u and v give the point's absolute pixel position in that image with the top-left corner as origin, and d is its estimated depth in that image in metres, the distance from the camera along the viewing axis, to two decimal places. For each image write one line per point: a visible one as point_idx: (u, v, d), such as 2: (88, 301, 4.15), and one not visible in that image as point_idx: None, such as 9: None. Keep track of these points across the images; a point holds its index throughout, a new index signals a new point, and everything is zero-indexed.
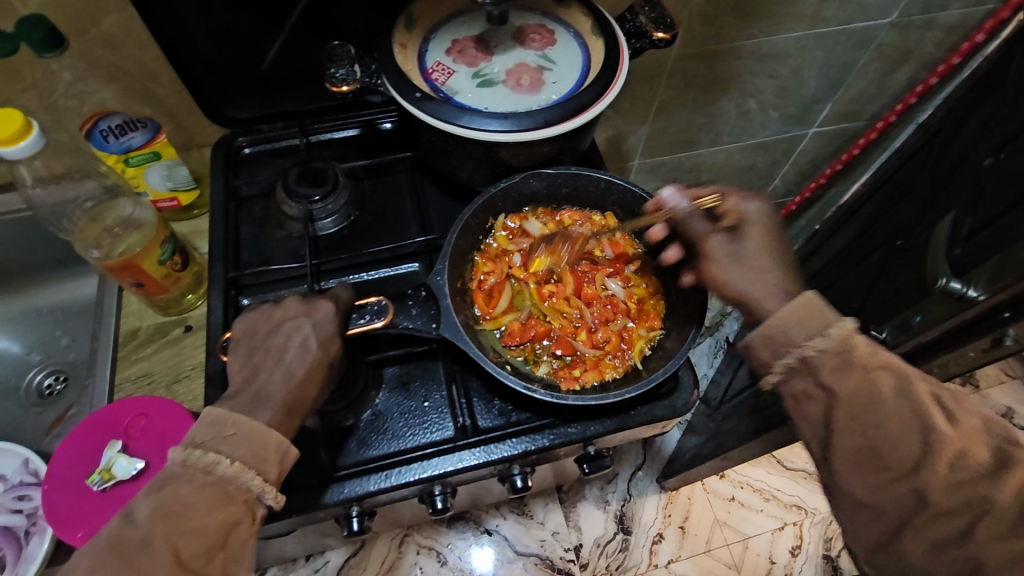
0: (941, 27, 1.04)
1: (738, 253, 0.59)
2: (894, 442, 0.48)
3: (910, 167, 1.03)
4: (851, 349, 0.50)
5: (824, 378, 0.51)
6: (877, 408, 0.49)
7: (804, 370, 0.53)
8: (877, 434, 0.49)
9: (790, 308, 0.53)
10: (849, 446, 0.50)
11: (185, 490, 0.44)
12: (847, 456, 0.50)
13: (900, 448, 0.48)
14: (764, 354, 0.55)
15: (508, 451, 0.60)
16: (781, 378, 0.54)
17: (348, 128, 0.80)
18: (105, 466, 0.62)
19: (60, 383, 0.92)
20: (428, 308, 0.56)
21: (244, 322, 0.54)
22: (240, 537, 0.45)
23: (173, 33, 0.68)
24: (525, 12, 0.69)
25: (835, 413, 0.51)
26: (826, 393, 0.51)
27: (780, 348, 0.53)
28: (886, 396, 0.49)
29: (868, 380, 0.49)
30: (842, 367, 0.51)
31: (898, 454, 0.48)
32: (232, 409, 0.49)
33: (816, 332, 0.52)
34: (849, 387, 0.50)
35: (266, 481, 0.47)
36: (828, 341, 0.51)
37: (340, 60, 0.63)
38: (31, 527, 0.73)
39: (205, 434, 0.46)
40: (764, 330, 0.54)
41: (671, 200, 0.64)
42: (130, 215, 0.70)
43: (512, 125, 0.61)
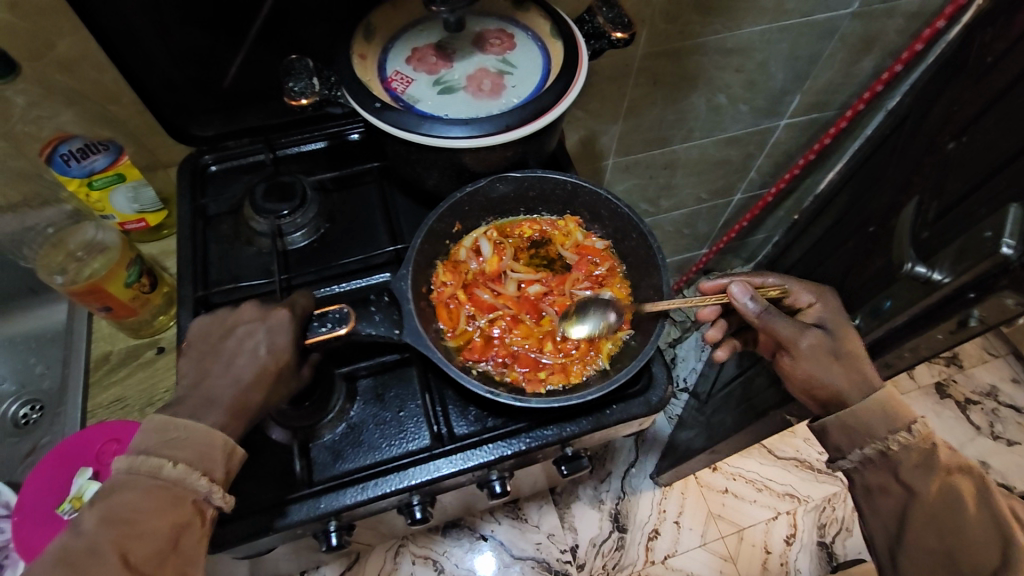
0: (902, 14, 1.05)
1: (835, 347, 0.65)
2: (977, 548, 0.55)
3: (880, 154, 1.05)
4: (932, 449, 0.58)
5: (904, 477, 0.59)
6: (962, 514, 0.56)
7: (883, 463, 0.61)
8: (955, 537, 0.56)
9: (867, 404, 0.60)
10: (921, 546, 0.58)
11: (131, 497, 0.44)
12: (920, 556, 0.58)
13: (980, 552, 0.55)
14: (840, 441, 0.63)
15: (485, 457, 0.60)
16: (859, 467, 0.63)
17: (317, 140, 0.80)
18: (76, 492, 0.61)
19: (36, 412, 0.91)
20: (390, 314, 0.55)
21: (197, 327, 0.54)
22: (191, 538, 0.45)
23: (128, 50, 0.67)
24: (483, 17, 0.69)
25: (913, 508, 0.58)
26: (906, 489, 0.59)
27: (862, 438, 0.61)
28: (969, 505, 0.57)
29: (948, 484, 0.57)
30: (924, 468, 0.58)
31: (975, 559, 0.55)
32: (178, 415, 0.48)
33: (899, 427, 0.59)
34: (929, 489, 0.57)
35: (214, 481, 0.47)
36: (912, 437, 0.58)
37: (298, 74, 0.62)
38: (7, 558, 0.72)
39: (149, 440, 0.46)
40: (846, 419, 0.62)
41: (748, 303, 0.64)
42: (92, 238, 0.70)
43: (473, 130, 0.61)
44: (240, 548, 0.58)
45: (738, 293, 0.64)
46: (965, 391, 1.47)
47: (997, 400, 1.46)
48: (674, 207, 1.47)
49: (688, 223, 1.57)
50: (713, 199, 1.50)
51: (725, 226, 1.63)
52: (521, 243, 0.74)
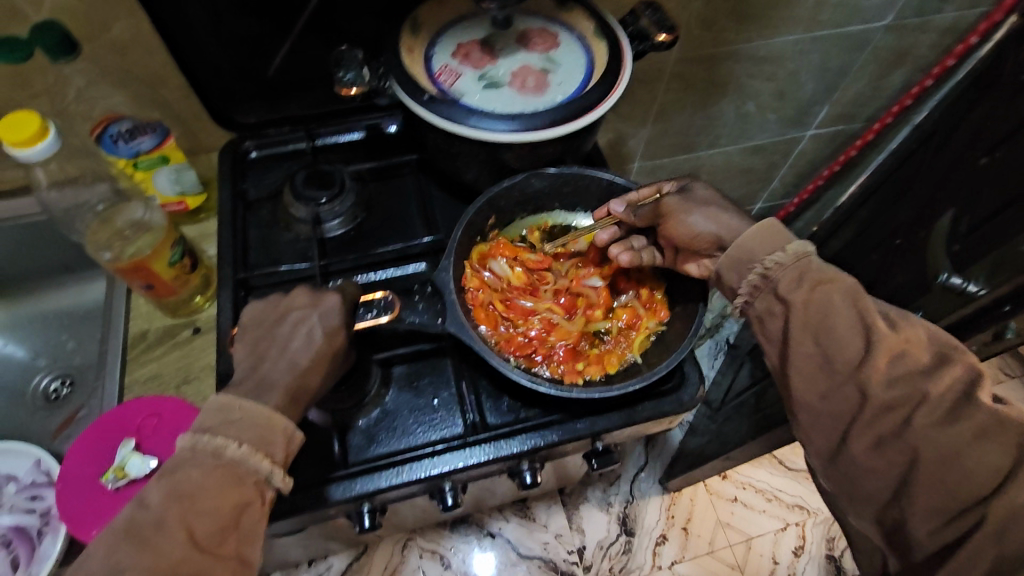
0: (935, 29, 1.05)
1: (693, 201, 0.63)
2: (845, 342, 0.51)
3: (906, 169, 1.02)
4: (805, 262, 0.55)
5: (782, 291, 0.54)
6: (831, 320, 0.51)
7: (766, 287, 0.56)
8: (828, 334, 0.51)
9: (748, 236, 0.57)
10: (804, 353, 0.53)
11: (195, 474, 0.44)
12: (801, 358, 0.53)
13: (846, 346, 0.50)
14: (733, 277, 0.58)
15: (517, 447, 0.61)
16: (748, 299, 0.58)
17: (355, 131, 0.81)
18: (119, 464, 0.63)
19: (66, 388, 0.93)
20: (433, 304, 0.57)
21: (251, 310, 0.55)
22: (252, 519, 0.45)
23: (184, 38, 0.69)
24: (528, 16, 0.70)
25: (794, 325, 0.53)
26: (785, 304, 0.54)
27: (745, 266, 0.57)
28: (839, 311, 0.52)
29: (819, 292, 0.52)
30: (799, 281, 0.54)
31: (846, 353, 0.50)
32: (239, 396, 0.49)
33: (776, 248, 0.56)
34: (805, 299, 0.53)
35: (275, 462, 0.47)
36: (787, 255, 0.55)
37: (349, 65, 0.64)
38: (45, 526, 0.74)
39: (212, 421, 0.47)
40: (731, 252, 0.58)
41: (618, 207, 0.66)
42: (140, 218, 0.71)
43: (518, 125, 0.62)
44: (275, 527, 0.59)
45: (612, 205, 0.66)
46: None
47: None
48: None
49: None
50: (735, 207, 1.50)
51: None
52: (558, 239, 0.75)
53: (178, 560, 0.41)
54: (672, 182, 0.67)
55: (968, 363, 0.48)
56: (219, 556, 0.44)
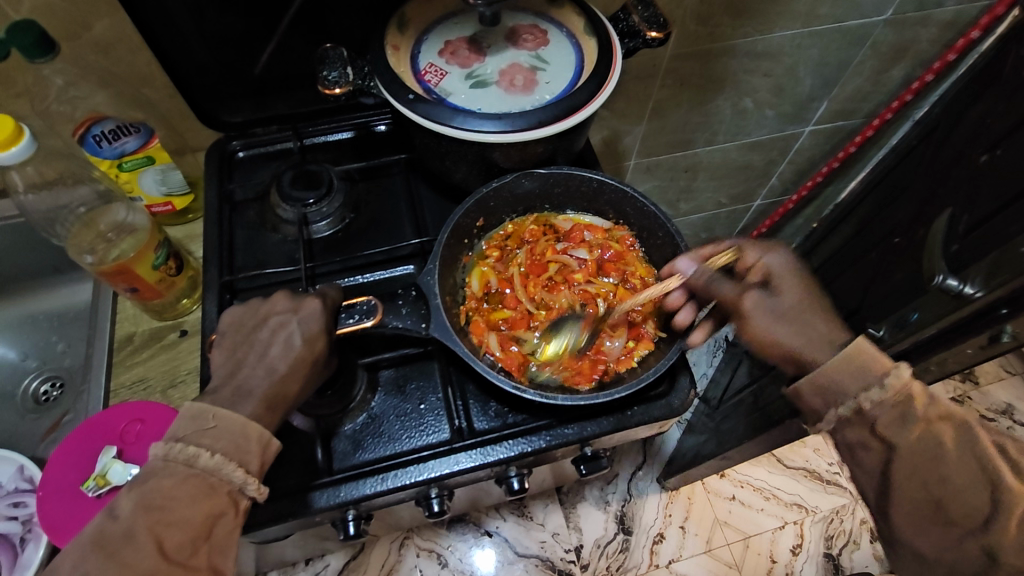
0: (936, 23, 1.03)
1: (776, 306, 0.58)
2: (963, 495, 0.49)
3: (907, 164, 1.00)
4: (908, 400, 0.50)
5: (881, 432, 0.51)
6: (945, 465, 0.50)
7: (860, 420, 0.52)
8: (941, 488, 0.50)
9: (835, 362, 0.52)
10: (911, 500, 0.51)
11: (167, 484, 0.43)
12: (907, 509, 0.52)
13: (967, 502, 0.49)
14: (815, 404, 0.54)
15: (504, 453, 0.60)
16: (835, 425, 0.54)
17: (343, 130, 0.80)
18: (100, 472, 0.62)
19: (56, 389, 0.92)
20: (418, 308, 0.56)
21: (230, 315, 0.55)
22: (225, 529, 0.45)
23: (165, 37, 0.67)
24: (517, 12, 0.69)
25: (898, 468, 0.51)
26: (885, 445, 0.51)
27: (835, 397, 0.52)
28: (950, 447, 0.50)
29: (929, 433, 0.50)
30: (901, 420, 0.50)
31: (965, 507, 0.49)
32: (215, 403, 0.48)
33: (871, 382, 0.51)
34: (910, 442, 0.50)
35: (249, 472, 0.46)
36: (886, 393, 0.50)
37: (333, 63, 0.62)
38: (27, 533, 0.74)
39: (186, 429, 0.46)
40: (812, 380, 0.53)
41: (688, 267, 0.63)
42: (123, 220, 0.70)
43: (505, 125, 0.60)
44: (258, 533, 0.58)
45: (681, 265, 0.64)
46: (980, 408, 1.45)
47: (1012, 419, 1.44)
48: (693, 210, 1.46)
49: (706, 228, 1.56)
50: (733, 204, 1.48)
51: (745, 232, 1.62)
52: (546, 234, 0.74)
53: (147, 572, 0.41)
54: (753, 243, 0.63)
55: None
56: (191, 568, 0.43)
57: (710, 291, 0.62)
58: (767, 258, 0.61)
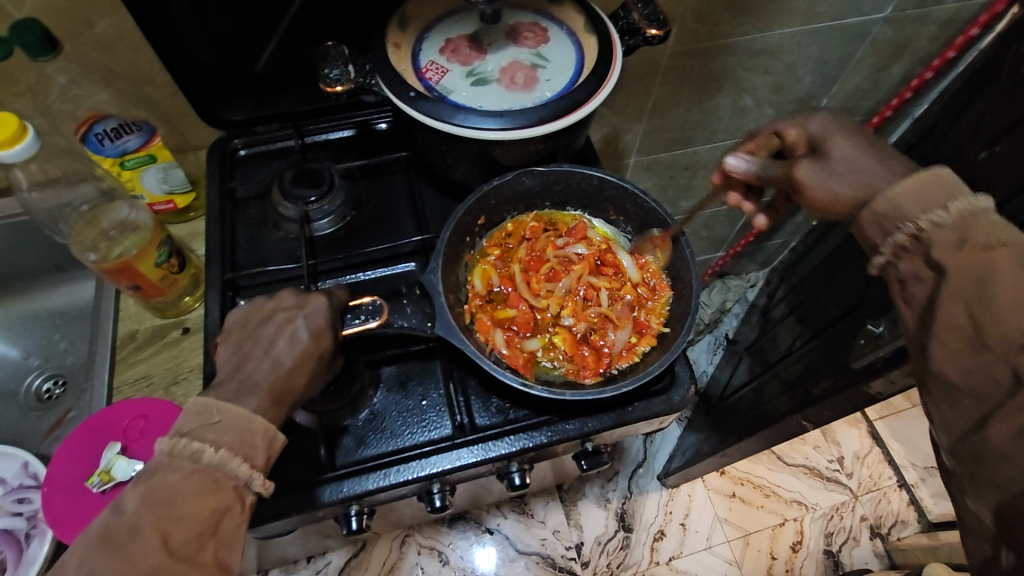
0: (934, 20, 1.03)
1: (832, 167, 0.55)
2: (1005, 316, 0.45)
3: (906, 161, 1.00)
4: (972, 220, 0.48)
5: (932, 255, 0.49)
6: (994, 286, 0.45)
7: (916, 247, 0.50)
8: (983, 311, 0.46)
9: (903, 189, 0.51)
10: (951, 326, 0.48)
11: (173, 479, 0.43)
12: (945, 331, 0.48)
13: (1007, 322, 0.45)
14: (874, 235, 0.53)
15: (506, 448, 0.60)
16: (890, 258, 0.52)
17: (345, 128, 0.80)
18: (105, 467, 0.63)
19: (59, 387, 0.93)
20: (423, 307, 0.57)
21: (235, 312, 0.55)
22: (231, 524, 0.45)
23: (167, 35, 0.68)
24: (518, 10, 0.69)
25: (944, 292, 0.48)
26: (937, 271, 0.49)
27: (891, 224, 0.51)
28: (1006, 272, 0.45)
29: (986, 257, 0.46)
30: (958, 243, 0.48)
31: (1003, 329, 0.45)
32: (220, 397, 0.48)
33: (934, 206, 0.49)
34: (962, 263, 0.47)
35: (255, 467, 0.47)
36: (949, 214, 0.48)
37: (335, 61, 0.63)
38: (32, 530, 0.74)
39: (192, 423, 0.46)
40: (873, 210, 0.52)
41: (737, 163, 0.59)
42: (125, 218, 0.70)
43: (506, 122, 0.61)
44: (261, 529, 0.59)
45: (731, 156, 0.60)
46: None
47: None
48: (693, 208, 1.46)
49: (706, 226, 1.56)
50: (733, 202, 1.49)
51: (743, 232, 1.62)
52: (547, 231, 0.74)
53: (151, 568, 0.41)
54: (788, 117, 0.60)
55: None
56: (197, 564, 0.43)
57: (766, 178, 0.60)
58: (807, 121, 0.58)
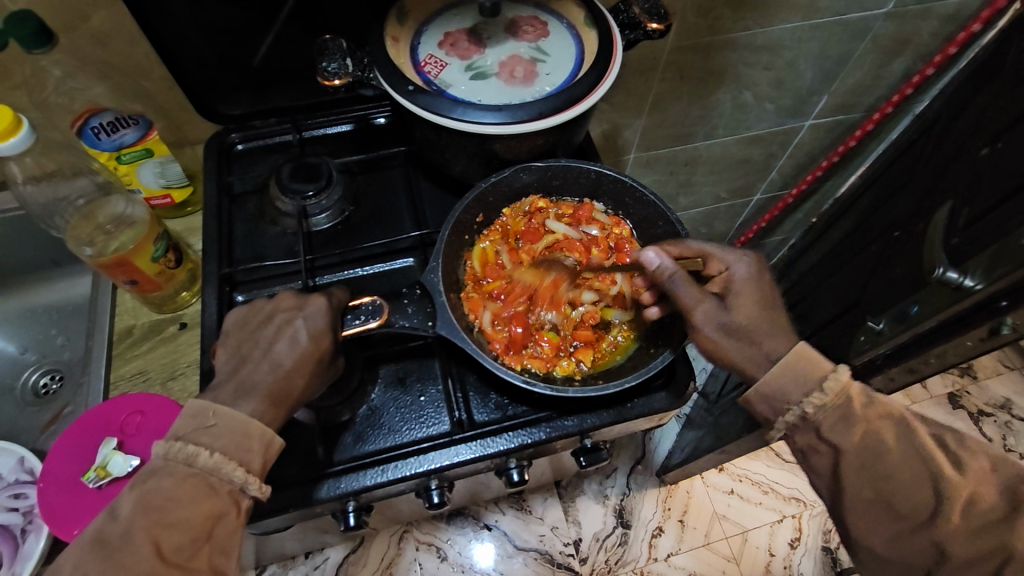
0: (937, 16, 1.03)
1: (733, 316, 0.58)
2: (911, 493, 0.51)
3: (906, 158, 1.00)
4: (847, 403, 0.53)
5: (826, 435, 0.54)
6: (886, 462, 0.52)
7: (806, 425, 0.55)
8: (889, 487, 0.52)
9: (779, 371, 0.55)
10: (862, 503, 0.53)
11: (166, 484, 0.43)
12: (860, 510, 0.53)
13: (912, 494, 0.51)
14: (765, 412, 0.57)
15: (504, 445, 0.60)
16: (786, 431, 0.57)
17: (343, 123, 0.79)
18: (100, 463, 0.63)
19: (56, 382, 0.92)
20: (423, 307, 0.56)
21: (234, 315, 0.54)
22: (226, 529, 0.45)
23: (163, 29, 0.67)
24: (518, 4, 0.69)
25: (844, 469, 0.53)
26: (832, 448, 0.54)
27: (780, 405, 0.56)
28: (891, 448, 0.52)
29: (871, 433, 0.52)
30: (844, 422, 0.53)
31: (912, 503, 0.51)
32: (216, 401, 0.48)
33: (812, 387, 0.54)
34: (852, 442, 0.53)
35: (250, 472, 0.46)
36: (826, 396, 0.54)
37: (332, 54, 0.62)
38: (29, 525, 0.74)
39: (187, 427, 0.46)
40: (759, 389, 0.56)
41: (654, 260, 0.59)
42: (122, 212, 0.69)
43: (505, 117, 0.60)
44: (259, 524, 0.59)
45: (646, 257, 0.59)
46: (978, 402, 1.45)
47: (1010, 413, 1.44)
48: (693, 205, 1.46)
49: (706, 223, 1.56)
50: (733, 198, 1.48)
51: (742, 228, 1.62)
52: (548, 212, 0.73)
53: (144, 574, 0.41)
54: (720, 259, 0.62)
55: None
56: (191, 570, 0.43)
57: (671, 291, 0.59)
58: (731, 270, 0.62)
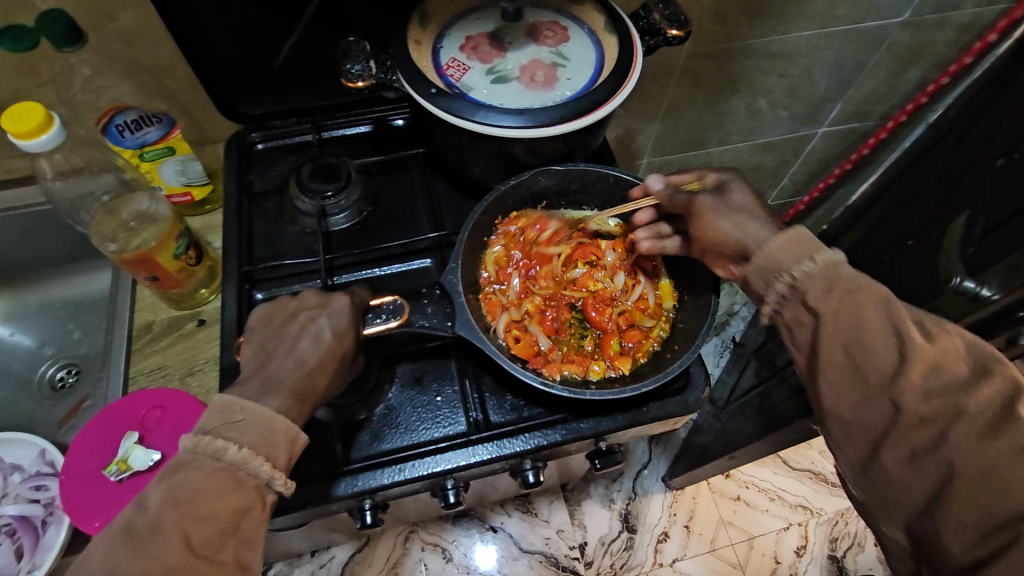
0: (953, 26, 1.03)
1: (728, 203, 0.60)
2: (878, 357, 0.48)
3: (920, 166, 1.00)
4: (834, 274, 0.51)
5: (810, 302, 0.51)
6: (863, 329, 0.49)
7: (794, 297, 0.53)
8: (857, 351, 0.49)
9: (780, 242, 0.54)
10: (833, 367, 0.50)
11: (195, 477, 0.44)
12: (831, 375, 0.50)
13: (882, 361, 0.48)
14: (759, 286, 0.55)
15: (521, 446, 0.60)
16: (775, 308, 0.54)
17: (362, 124, 0.80)
18: (122, 456, 0.63)
19: (72, 376, 0.93)
20: (443, 307, 0.57)
21: (258, 312, 0.55)
22: (252, 522, 0.45)
23: (190, 30, 0.68)
24: (538, 9, 0.69)
25: (823, 336, 0.50)
26: (814, 317, 0.51)
27: (771, 275, 0.54)
28: (871, 317, 0.49)
29: (851, 302, 0.49)
30: (827, 290, 0.51)
31: (876, 363, 0.48)
32: (242, 396, 0.49)
33: (804, 257, 0.53)
34: (833, 310, 0.50)
35: (276, 467, 0.47)
36: (817, 266, 0.52)
37: (356, 57, 0.63)
38: (48, 517, 0.75)
39: (214, 422, 0.46)
40: (756, 262, 0.55)
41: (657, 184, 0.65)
42: (146, 209, 0.70)
43: (526, 121, 0.61)
44: (278, 520, 0.59)
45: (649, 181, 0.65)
46: None
47: None
48: None
49: None
50: None
51: None
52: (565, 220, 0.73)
53: (173, 565, 0.41)
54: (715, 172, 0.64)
55: (1011, 377, 0.45)
56: (218, 562, 0.43)
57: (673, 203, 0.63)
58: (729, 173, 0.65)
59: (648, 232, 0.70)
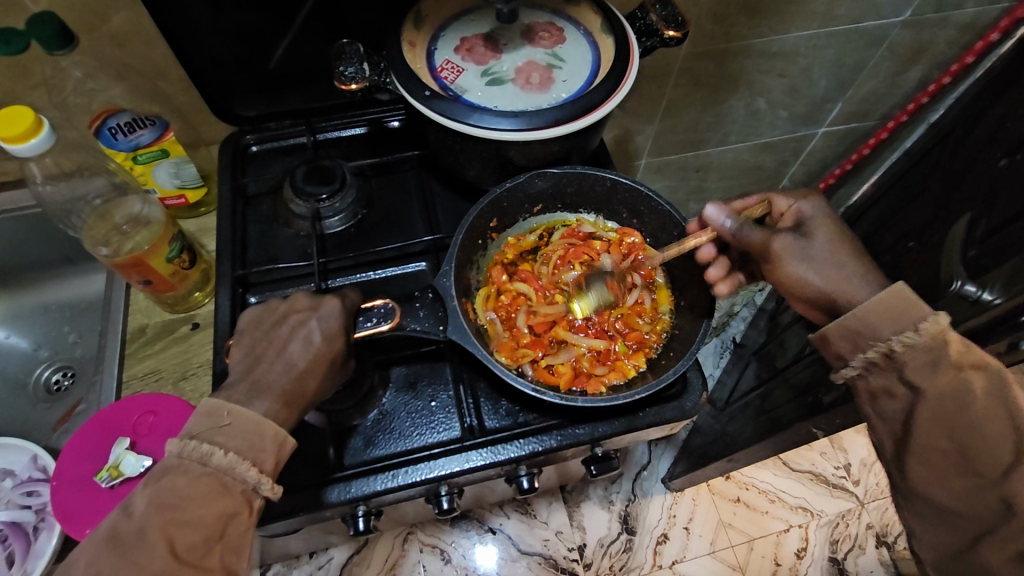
0: (954, 25, 1.02)
1: (813, 248, 0.58)
2: None
3: (920, 167, 0.99)
4: (943, 345, 0.50)
5: (909, 376, 0.51)
6: None
7: (886, 365, 0.53)
8: None
9: (871, 305, 0.53)
10: None
11: (180, 482, 0.43)
12: None
13: None
14: (843, 347, 0.55)
15: (515, 452, 0.60)
16: (860, 372, 0.55)
17: (356, 126, 0.80)
18: (113, 463, 0.63)
19: (68, 379, 0.93)
20: (435, 310, 0.56)
21: (249, 315, 0.55)
22: (238, 528, 0.45)
23: (182, 31, 0.68)
24: (534, 10, 0.69)
25: None
26: (912, 391, 0.52)
27: (862, 340, 0.53)
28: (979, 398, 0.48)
29: (959, 381, 0.49)
30: (932, 366, 0.50)
31: None
32: (230, 400, 0.48)
33: (907, 326, 0.51)
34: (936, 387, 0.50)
35: (263, 472, 0.46)
36: (920, 336, 0.50)
37: (349, 58, 0.62)
38: (42, 522, 0.75)
39: (201, 425, 0.46)
40: (846, 322, 0.54)
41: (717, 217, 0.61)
42: (138, 212, 0.70)
43: (521, 123, 0.60)
44: (271, 526, 0.59)
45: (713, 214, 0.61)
46: None
47: None
48: None
49: None
50: None
51: None
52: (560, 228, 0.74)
53: (157, 572, 0.41)
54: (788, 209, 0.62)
55: None
56: (205, 568, 0.43)
57: (739, 239, 0.61)
58: (799, 204, 0.62)
59: (721, 268, 0.65)
